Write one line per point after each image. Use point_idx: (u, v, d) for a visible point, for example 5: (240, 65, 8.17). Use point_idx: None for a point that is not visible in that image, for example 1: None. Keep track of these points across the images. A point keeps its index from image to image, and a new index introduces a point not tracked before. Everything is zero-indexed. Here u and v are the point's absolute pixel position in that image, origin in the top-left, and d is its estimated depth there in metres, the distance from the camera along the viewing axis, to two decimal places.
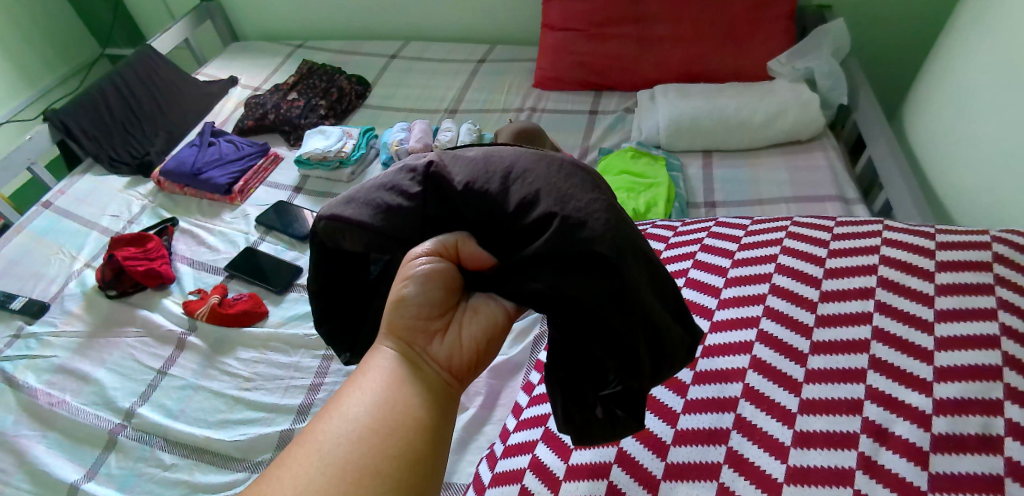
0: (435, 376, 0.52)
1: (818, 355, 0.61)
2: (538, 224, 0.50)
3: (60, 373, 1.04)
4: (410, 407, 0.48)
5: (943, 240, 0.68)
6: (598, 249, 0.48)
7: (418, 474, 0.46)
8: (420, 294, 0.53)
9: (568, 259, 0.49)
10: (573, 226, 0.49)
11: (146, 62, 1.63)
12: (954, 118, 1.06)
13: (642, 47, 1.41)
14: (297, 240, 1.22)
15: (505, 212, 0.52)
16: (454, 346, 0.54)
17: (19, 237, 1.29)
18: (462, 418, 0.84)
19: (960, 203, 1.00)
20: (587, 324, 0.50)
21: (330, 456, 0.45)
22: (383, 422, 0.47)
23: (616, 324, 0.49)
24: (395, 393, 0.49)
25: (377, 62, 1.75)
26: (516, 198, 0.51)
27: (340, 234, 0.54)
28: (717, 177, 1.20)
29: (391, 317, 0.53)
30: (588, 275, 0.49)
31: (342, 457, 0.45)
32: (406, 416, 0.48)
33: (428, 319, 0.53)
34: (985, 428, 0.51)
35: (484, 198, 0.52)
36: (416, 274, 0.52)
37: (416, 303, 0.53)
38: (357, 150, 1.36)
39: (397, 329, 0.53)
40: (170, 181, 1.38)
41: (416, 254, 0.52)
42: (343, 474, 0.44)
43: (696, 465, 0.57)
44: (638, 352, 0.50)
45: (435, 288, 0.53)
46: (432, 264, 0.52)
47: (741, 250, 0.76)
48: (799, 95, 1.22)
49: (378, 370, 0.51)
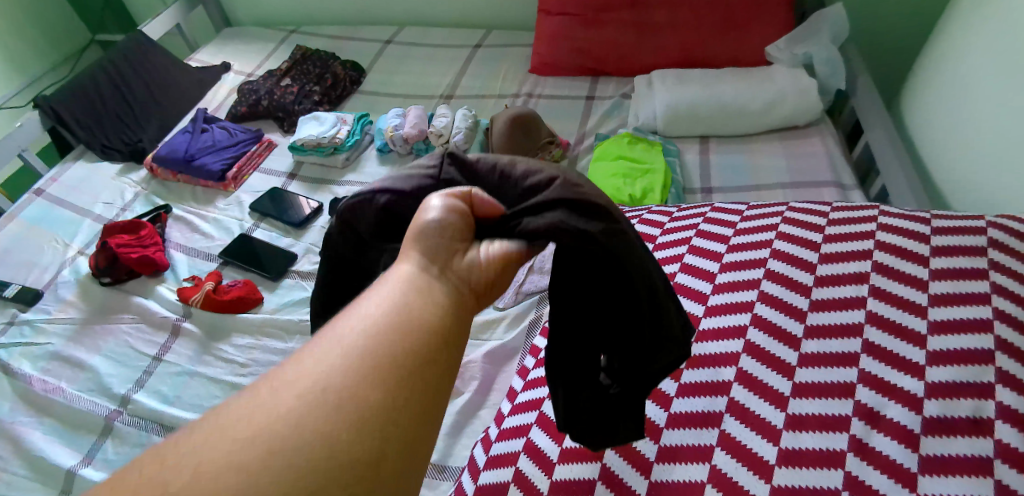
0: (457, 296, 0.47)
1: (811, 340, 0.61)
2: (538, 188, 0.51)
3: (55, 360, 1.03)
4: (427, 319, 0.43)
5: (939, 225, 0.68)
6: (598, 202, 0.50)
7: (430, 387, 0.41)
8: (440, 219, 0.49)
9: (572, 207, 0.49)
10: (573, 186, 0.50)
11: (137, 48, 1.61)
12: (952, 104, 1.06)
13: (638, 32, 1.40)
14: (293, 228, 1.21)
15: (510, 185, 0.53)
16: (474, 268, 0.49)
17: (11, 224, 1.28)
18: (457, 403, 0.84)
19: (956, 190, 1.00)
20: (597, 271, 0.51)
21: (340, 361, 0.39)
22: (401, 330, 0.42)
23: (621, 276, 0.51)
24: (415, 305, 0.44)
25: (372, 48, 1.73)
26: (522, 171, 0.53)
27: (360, 208, 0.55)
28: (714, 163, 1.19)
29: (411, 238, 0.48)
30: (594, 220, 0.49)
31: (348, 365, 0.39)
32: (423, 328, 0.43)
33: (449, 241, 0.49)
34: (975, 411, 0.51)
35: (493, 174, 0.53)
36: (433, 207, 0.49)
37: (436, 227, 0.49)
38: (351, 137, 1.35)
39: (416, 249, 0.48)
40: (163, 168, 1.38)
41: (431, 201, 0.50)
42: (356, 380, 0.39)
43: (689, 447, 0.58)
44: (641, 307, 0.51)
45: (454, 216, 0.49)
46: (447, 201, 0.50)
47: (735, 235, 0.76)
48: (797, 81, 1.21)
49: (397, 283, 0.45)
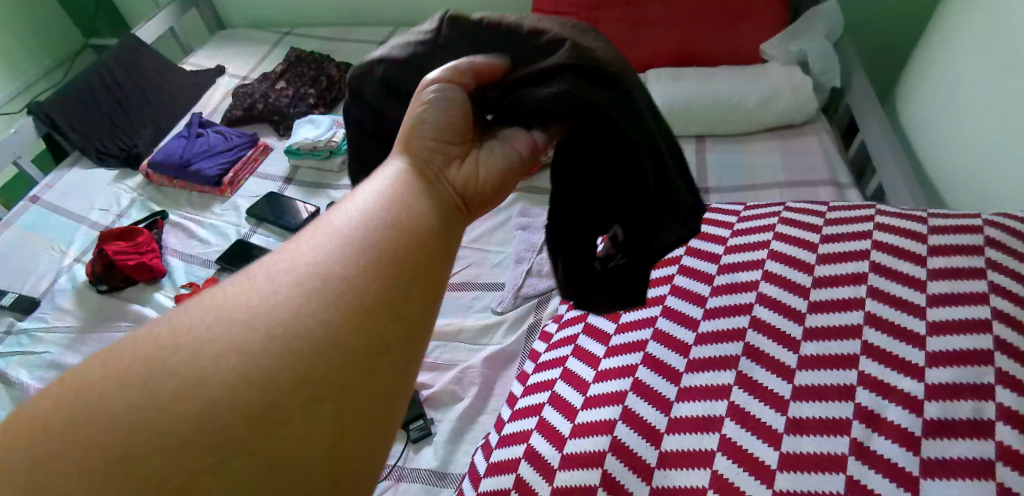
0: (449, 197, 0.50)
1: (810, 341, 0.61)
2: (549, 48, 0.52)
3: (52, 369, 1.03)
4: (421, 215, 0.46)
5: (936, 224, 0.68)
6: (605, 67, 0.51)
7: (421, 273, 0.43)
8: (438, 116, 0.52)
9: (578, 72, 0.51)
10: (582, 50, 0.51)
11: (130, 52, 1.60)
12: (947, 101, 1.06)
13: (633, 32, 1.39)
14: (290, 233, 1.21)
15: (518, 42, 0.54)
16: (470, 175, 0.52)
17: (7, 232, 1.27)
18: (457, 409, 0.84)
19: (953, 188, 1.00)
20: (602, 135, 0.53)
21: (341, 235, 0.43)
22: (401, 221, 0.45)
23: (625, 142, 0.52)
24: (410, 199, 0.47)
25: (367, 49, 1.73)
26: (531, 32, 0.53)
27: (369, 71, 0.59)
28: (711, 162, 1.19)
29: (409, 135, 0.52)
30: (596, 86, 0.51)
31: (347, 255, 0.42)
32: (419, 222, 0.46)
33: (447, 144, 0.52)
34: (975, 413, 0.52)
35: (501, 34, 0.54)
36: (431, 98, 0.51)
37: (433, 125, 0.52)
38: (347, 140, 1.35)
39: (413, 148, 0.51)
40: (158, 173, 1.37)
41: (428, 81, 0.51)
42: (354, 261, 0.41)
43: (690, 452, 0.57)
44: (644, 174, 0.54)
45: (453, 116, 0.52)
46: (445, 89, 0.51)
47: (733, 237, 0.76)
48: (792, 79, 1.21)
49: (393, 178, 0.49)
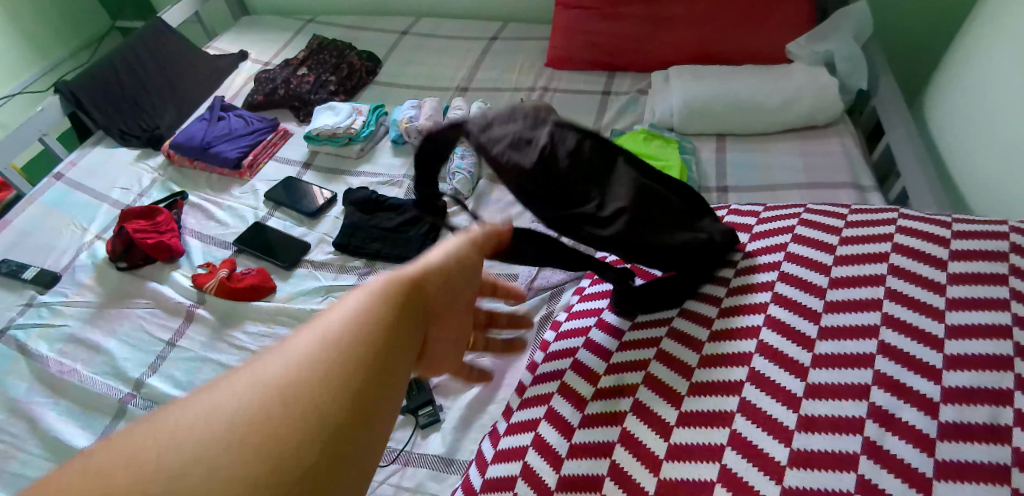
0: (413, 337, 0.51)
1: (825, 341, 0.60)
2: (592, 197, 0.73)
3: (71, 343, 1.05)
4: (376, 335, 0.46)
5: (958, 228, 0.66)
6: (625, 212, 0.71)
7: (369, 399, 0.43)
8: (444, 260, 0.56)
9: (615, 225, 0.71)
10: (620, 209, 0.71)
11: (156, 35, 1.63)
12: (976, 105, 1.03)
13: (655, 28, 1.38)
14: (306, 217, 1.22)
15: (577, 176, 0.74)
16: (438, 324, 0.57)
17: (31, 207, 1.30)
18: (466, 397, 0.85)
19: (979, 193, 0.98)
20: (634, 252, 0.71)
21: (300, 356, 0.43)
22: (356, 344, 0.45)
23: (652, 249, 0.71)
24: (371, 317, 0.47)
25: (388, 39, 1.73)
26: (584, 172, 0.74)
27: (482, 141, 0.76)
28: (730, 161, 1.18)
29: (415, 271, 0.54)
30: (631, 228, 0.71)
31: (296, 372, 0.42)
32: (370, 338, 0.46)
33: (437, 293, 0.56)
34: (992, 417, 0.51)
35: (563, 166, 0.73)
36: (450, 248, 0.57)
37: (437, 269, 0.56)
38: (366, 128, 1.36)
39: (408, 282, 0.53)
40: (179, 154, 1.39)
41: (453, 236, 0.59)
42: (304, 382, 0.41)
43: (698, 446, 0.57)
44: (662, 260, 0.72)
45: (466, 267, 0.57)
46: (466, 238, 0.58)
47: (751, 240, 0.75)
48: (817, 79, 1.19)
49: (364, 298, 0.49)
